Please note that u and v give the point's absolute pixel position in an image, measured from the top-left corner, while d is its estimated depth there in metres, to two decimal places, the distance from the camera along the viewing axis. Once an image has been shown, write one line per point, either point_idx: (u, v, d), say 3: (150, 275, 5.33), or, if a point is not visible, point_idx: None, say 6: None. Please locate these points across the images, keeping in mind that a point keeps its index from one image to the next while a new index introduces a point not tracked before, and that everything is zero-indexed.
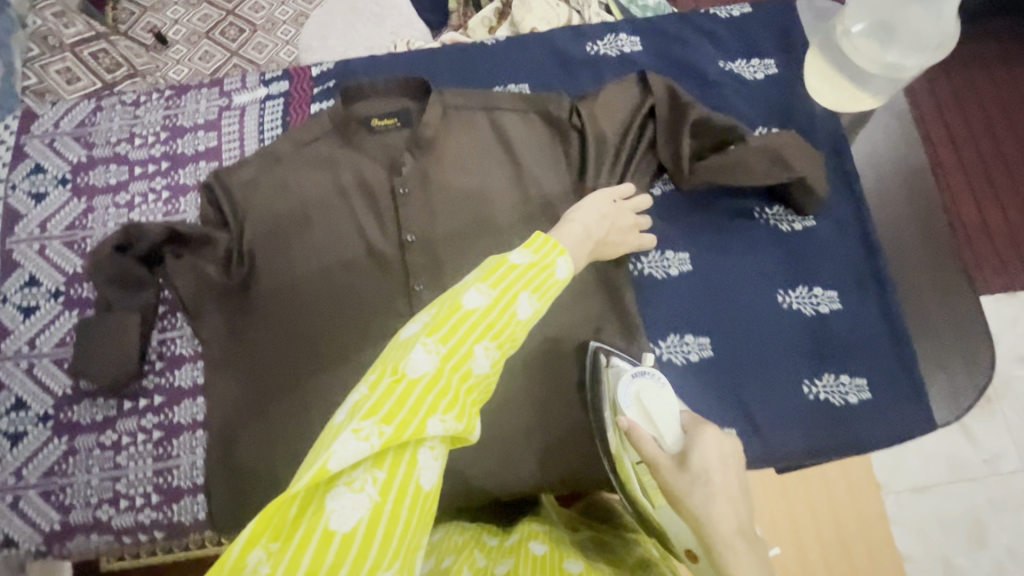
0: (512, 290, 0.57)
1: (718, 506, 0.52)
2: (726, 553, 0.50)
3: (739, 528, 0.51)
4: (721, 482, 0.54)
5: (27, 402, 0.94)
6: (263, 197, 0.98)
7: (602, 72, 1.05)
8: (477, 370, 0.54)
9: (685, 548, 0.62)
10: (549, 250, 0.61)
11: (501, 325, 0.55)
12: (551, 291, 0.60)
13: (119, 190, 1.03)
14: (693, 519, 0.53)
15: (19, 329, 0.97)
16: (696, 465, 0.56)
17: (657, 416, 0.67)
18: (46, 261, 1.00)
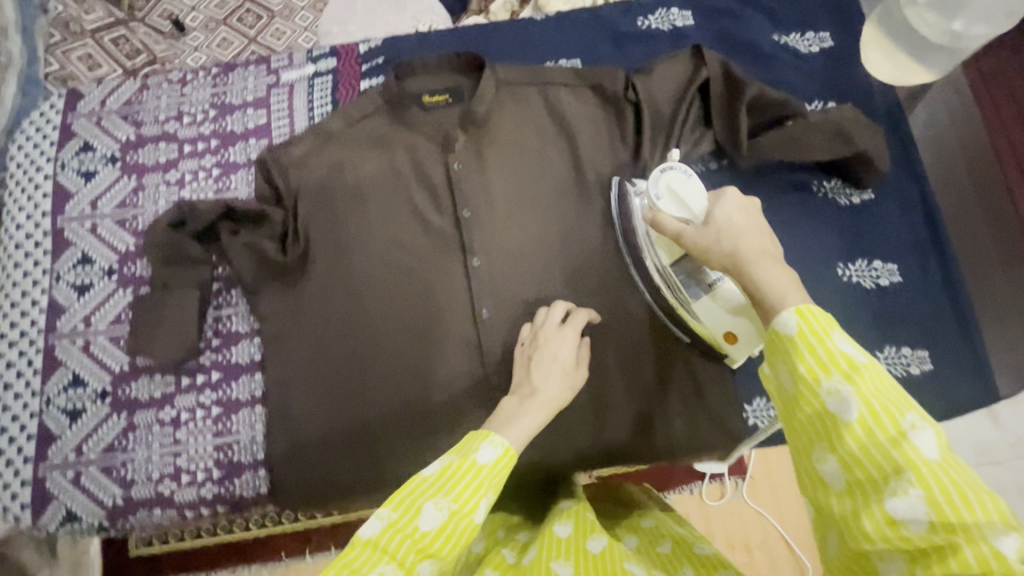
0: (416, 497, 0.56)
1: (743, 241, 0.61)
2: (750, 268, 0.57)
3: (763, 252, 0.59)
4: (738, 230, 0.62)
5: (84, 380, 0.94)
6: (317, 174, 0.98)
7: (654, 46, 1.04)
8: (422, 529, 0.54)
9: (727, 332, 0.87)
10: (469, 445, 0.61)
11: (410, 544, 0.54)
12: (472, 491, 0.57)
13: (169, 168, 1.03)
14: (725, 259, 0.62)
15: (74, 307, 0.97)
16: (718, 222, 0.65)
17: (684, 199, 0.74)
18: (99, 239, 1.00)
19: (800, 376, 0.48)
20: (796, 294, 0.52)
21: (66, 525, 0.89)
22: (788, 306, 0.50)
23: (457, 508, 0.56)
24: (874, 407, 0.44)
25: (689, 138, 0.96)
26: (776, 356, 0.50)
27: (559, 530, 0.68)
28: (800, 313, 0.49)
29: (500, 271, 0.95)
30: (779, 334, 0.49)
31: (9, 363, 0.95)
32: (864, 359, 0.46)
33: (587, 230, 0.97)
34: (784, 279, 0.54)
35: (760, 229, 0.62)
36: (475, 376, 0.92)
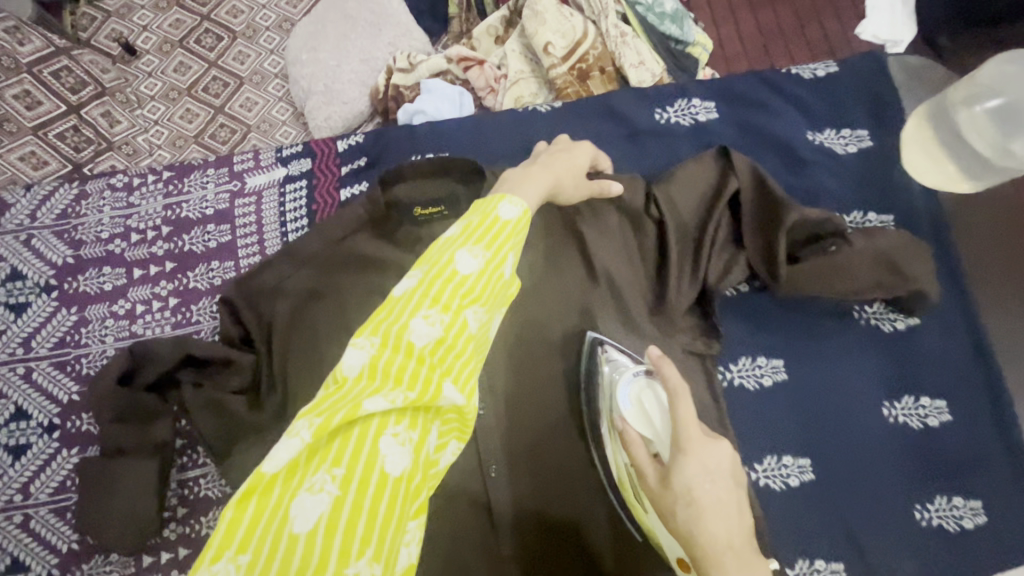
0: (447, 250, 0.53)
1: (708, 521, 0.50)
2: (715, 573, 0.49)
3: (726, 541, 0.50)
4: (703, 496, 0.51)
5: (23, 565, 0.79)
6: (289, 306, 0.83)
7: (674, 144, 0.92)
8: (414, 342, 0.48)
9: (677, 555, 0.60)
10: (486, 206, 0.58)
11: (452, 288, 0.51)
12: (500, 243, 0.55)
13: (116, 297, 0.88)
14: (681, 539, 0.52)
15: (8, 475, 0.83)
16: (682, 481, 0.52)
17: (652, 419, 0.62)
18: (35, 388, 0.85)
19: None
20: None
21: None
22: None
23: (492, 255, 0.54)
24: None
25: (720, 261, 0.85)
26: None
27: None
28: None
29: None
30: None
31: None
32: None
33: None
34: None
35: (733, 501, 0.51)
36: None
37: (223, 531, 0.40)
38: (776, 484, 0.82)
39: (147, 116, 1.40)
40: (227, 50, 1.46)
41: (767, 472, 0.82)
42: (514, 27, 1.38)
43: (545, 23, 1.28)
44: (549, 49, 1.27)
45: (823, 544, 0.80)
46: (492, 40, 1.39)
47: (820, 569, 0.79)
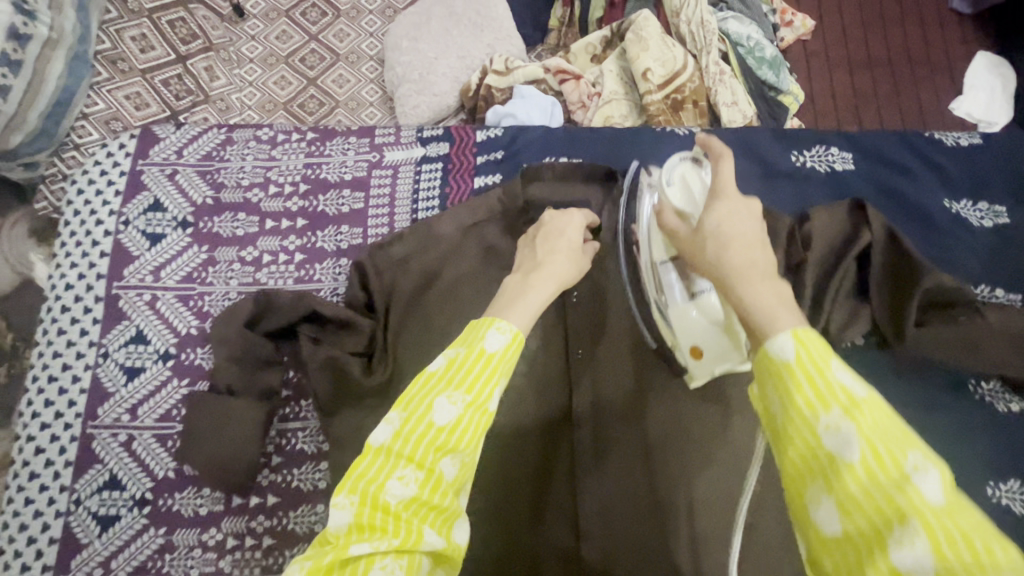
0: (425, 394, 0.55)
1: (731, 250, 0.55)
2: (734, 285, 0.52)
3: (751, 260, 0.53)
4: (730, 228, 0.57)
5: (122, 482, 0.83)
6: (413, 281, 0.86)
7: (808, 187, 0.92)
8: (389, 499, 0.51)
9: (691, 343, 0.74)
10: (468, 340, 0.59)
11: (428, 440, 0.53)
12: (482, 381, 0.56)
13: (246, 244, 0.91)
14: (710, 267, 0.56)
15: (120, 393, 0.86)
16: (710, 224, 0.58)
17: (694, 194, 0.70)
18: (157, 316, 0.88)
19: (792, 407, 0.43)
20: (788, 315, 0.47)
21: None
22: (781, 328, 0.45)
23: (472, 400, 0.55)
24: (876, 446, 0.39)
25: (843, 310, 0.85)
26: (767, 383, 0.45)
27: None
28: (796, 336, 0.44)
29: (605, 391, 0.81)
30: (773, 360, 0.44)
31: (38, 446, 0.84)
32: (865, 393, 0.41)
33: None
34: (771, 300, 0.48)
35: (754, 239, 0.56)
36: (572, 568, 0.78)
37: None
38: None
39: (244, 76, 1.43)
40: (329, 27, 1.49)
41: None
42: (614, 49, 1.38)
43: (648, 49, 1.29)
44: (648, 75, 1.28)
45: None
46: (589, 57, 1.41)
47: None
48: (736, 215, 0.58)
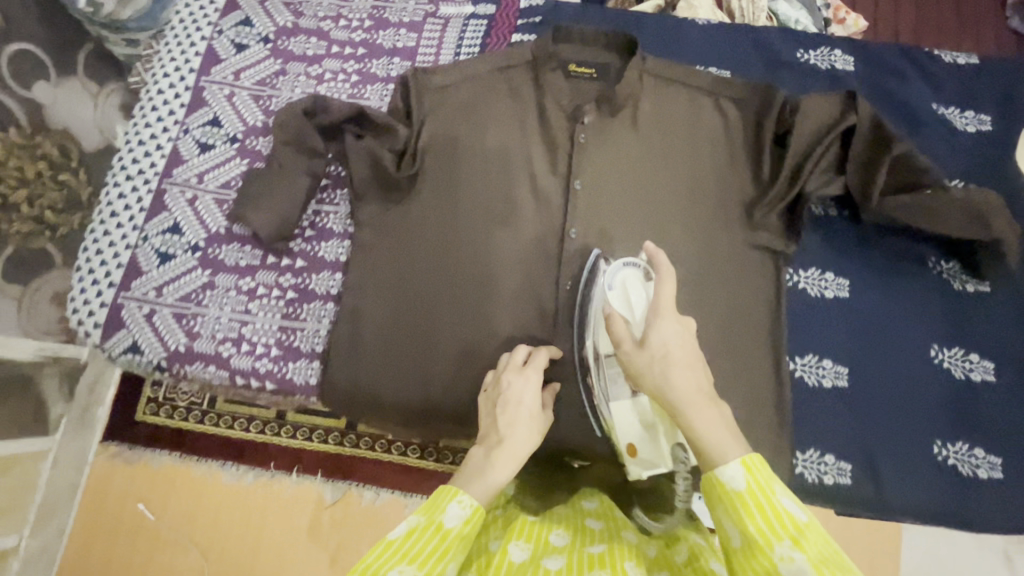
0: (382, 564, 0.54)
1: (675, 377, 0.64)
2: (685, 414, 0.61)
3: (695, 388, 0.63)
4: (673, 354, 0.66)
5: (182, 229, 0.99)
6: (448, 107, 1.01)
7: (806, 79, 1.03)
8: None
9: (628, 442, 0.80)
10: (433, 509, 0.60)
11: (395, 557, 0.55)
12: (441, 559, 0.56)
13: (313, 62, 1.07)
14: (655, 389, 0.65)
15: (192, 161, 1.02)
16: (654, 343, 0.67)
17: (631, 297, 0.79)
18: (232, 107, 1.05)
19: (749, 533, 0.51)
20: (734, 446, 0.57)
21: (127, 354, 0.94)
22: (731, 457, 0.55)
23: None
24: (824, 570, 0.47)
25: (819, 179, 0.95)
26: (721, 510, 0.54)
27: (591, 522, 0.72)
28: (746, 465, 0.54)
29: (594, 219, 0.97)
30: (726, 488, 0.54)
31: (121, 193, 1.01)
32: (806, 519, 0.51)
33: (687, 202, 0.97)
34: (719, 428, 0.59)
35: (691, 358, 0.66)
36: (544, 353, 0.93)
37: None
38: (810, 378, 0.90)
39: None
40: None
41: (804, 366, 0.91)
42: None
43: None
44: None
45: (836, 441, 0.88)
46: None
47: (828, 462, 0.87)
48: (675, 336, 0.67)
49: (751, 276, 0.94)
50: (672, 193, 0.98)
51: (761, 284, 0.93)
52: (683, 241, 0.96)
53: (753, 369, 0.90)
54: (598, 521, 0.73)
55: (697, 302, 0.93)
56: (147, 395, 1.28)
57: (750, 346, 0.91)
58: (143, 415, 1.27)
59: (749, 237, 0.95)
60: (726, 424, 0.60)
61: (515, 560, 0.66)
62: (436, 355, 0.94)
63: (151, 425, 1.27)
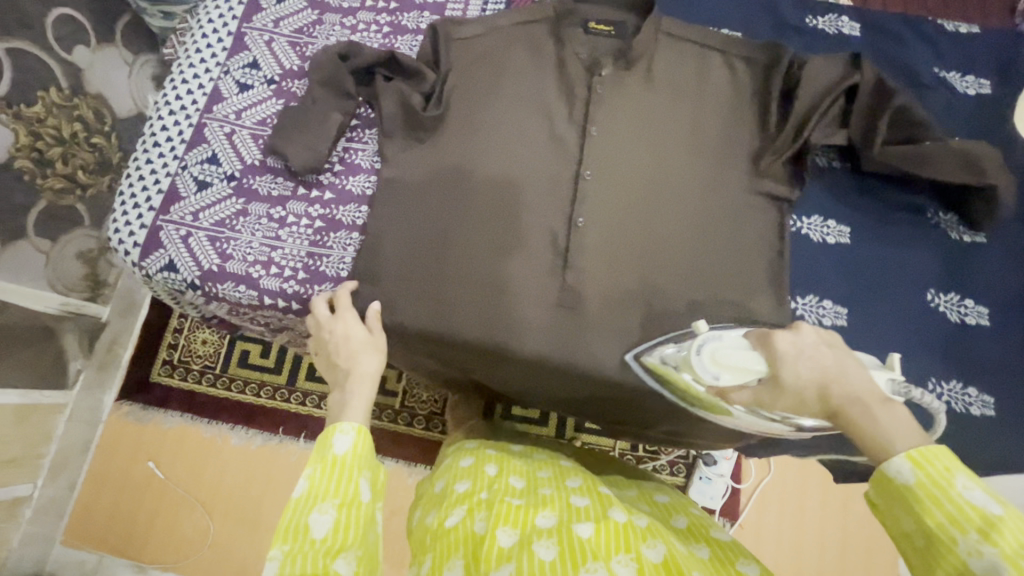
0: (299, 515, 0.62)
1: (835, 390, 0.65)
2: (854, 419, 0.62)
3: (852, 399, 0.63)
4: (809, 373, 0.67)
5: (219, 160, 1.05)
6: (474, 57, 1.07)
7: (814, 43, 1.08)
8: (313, 536, 0.60)
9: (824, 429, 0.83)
10: (321, 448, 0.68)
11: (311, 502, 0.63)
12: (345, 479, 0.65)
13: (348, 13, 1.14)
14: (823, 407, 0.66)
15: (231, 99, 1.09)
16: (792, 383, 0.68)
17: (727, 366, 0.76)
18: (270, 52, 1.12)
19: (927, 526, 0.52)
20: (904, 440, 0.57)
21: (163, 272, 1.00)
22: (898, 452, 0.56)
23: (342, 500, 0.64)
24: (1016, 560, 0.47)
25: (823, 130, 0.99)
26: (896, 507, 0.55)
27: (576, 500, 0.73)
28: (913, 459, 0.55)
29: (607, 163, 1.02)
30: (896, 483, 0.55)
31: (163, 126, 1.08)
32: (998, 511, 0.50)
33: (697, 151, 1.02)
34: (900, 428, 0.59)
35: (835, 370, 0.66)
36: (555, 285, 0.97)
37: None
38: (811, 317, 0.95)
39: None
40: None
41: (807, 306, 0.95)
42: None
43: None
44: None
45: None
46: None
47: None
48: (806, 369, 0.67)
49: (756, 219, 0.98)
50: (682, 143, 1.03)
51: (766, 228, 0.98)
52: (693, 186, 1.00)
53: (756, 307, 0.94)
54: (583, 499, 0.74)
55: (703, 244, 0.97)
56: (161, 358, 1.55)
57: (752, 284, 0.95)
58: (155, 374, 1.54)
59: (754, 184, 1.00)
60: (907, 422, 0.60)
61: (505, 546, 0.66)
62: (451, 283, 0.99)
63: (166, 384, 1.54)
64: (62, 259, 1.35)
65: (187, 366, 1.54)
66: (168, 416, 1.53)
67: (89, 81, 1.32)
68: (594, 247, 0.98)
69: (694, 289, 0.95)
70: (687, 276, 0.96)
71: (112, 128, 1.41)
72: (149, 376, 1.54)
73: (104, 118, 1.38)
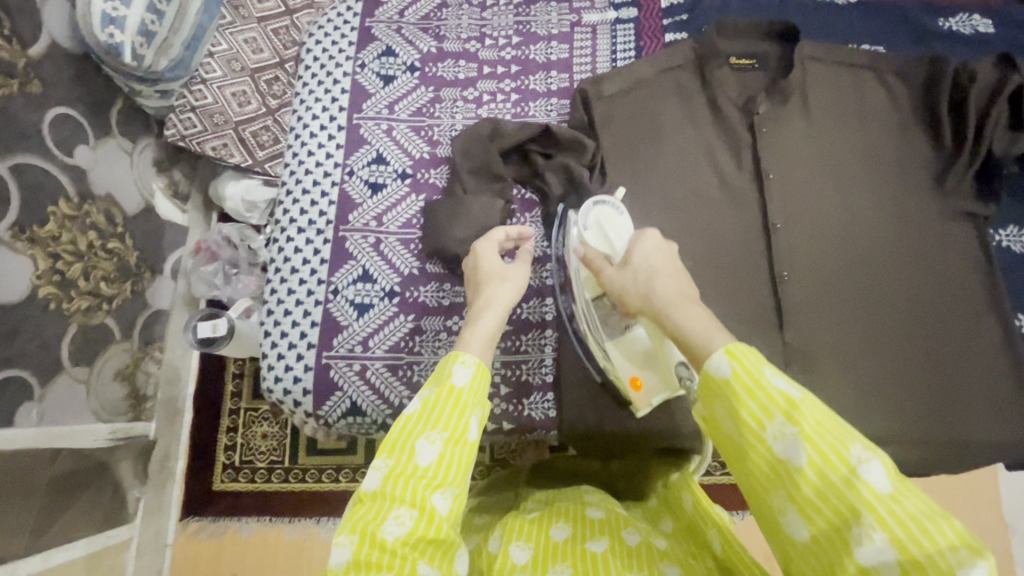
0: (407, 437, 0.56)
1: (656, 283, 0.65)
2: (665, 311, 0.61)
3: (676, 292, 0.63)
4: (655, 265, 0.67)
5: (374, 276, 0.93)
6: (624, 117, 0.99)
7: (956, 46, 1.05)
8: (419, 465, 0.55)
9: (631, 375, 0.81)
10: (442, 369, 0.61)
11: (421, 423, 0.57)
12: (459, 414, 0.58)
13: (468, 85, 1.03)
14: (642, 296, 0.65)
15: (367, 204, 0.96)
16: (636, 261, 0.69)
17: (610, 238, 0.79)
18: (394, 142, 1.00)
19: (743, 425, 0.50)
20: (720, 334, 0.55)
21: (347, 418, 0.88)
22: (716, 347, 0.53)
23: (451, 434, 0.57)
24: (823, 449, 0.46)
25: (1002, 138, 0.96)
26: (716, 401, 0.53)
27: (591, 513, 0.67)
28: (730, 353, 0.52)
29: (788, 206, 0.97)
30: (714, 378, 0.52)
31: (296, 247, 0.95)
32: (801, 395, 0.48)
33: (876, 176, 0.98)
34: (704, 324, 0.57)
35: (673, 271, 0.66)
36: (775, 346, 0.92)
37: None
38: None
39: None
40: None
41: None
42: None
43: None
44: None
45: None
46: None
47: None
48: (651, 253, 0.68)
49: (957, 242, 0.95)
50: (859, 173, 0.98)
51: (969, 247, 0.95)
52: (887, 216, 0.96)
53: (980, 337, 0.92)
54: (599, 511, 0.68)
55: (915, 277, 0.94)
56: (222, 463, 1.36)
57: (973, 310, 0.93)
58: (219, 483, 1.35)
59: (945, 206, 0.96)
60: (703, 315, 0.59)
61: (519, 563, 0.60)
62: None
63: (235, 490, 1.34)
64: (102, 384, 1.13)
65: (252, 466, 1.35)
66: (242, 522, 1.33)
67: (94, 181, 1.11)
68: (808, 298, 0.93)
69: (914, 323, 0.92)
70: (901, 310, 0.93)
71: (125, 228, 1.19)
72: (212, 486, 1.34)
73: (116, 219, 1.16)
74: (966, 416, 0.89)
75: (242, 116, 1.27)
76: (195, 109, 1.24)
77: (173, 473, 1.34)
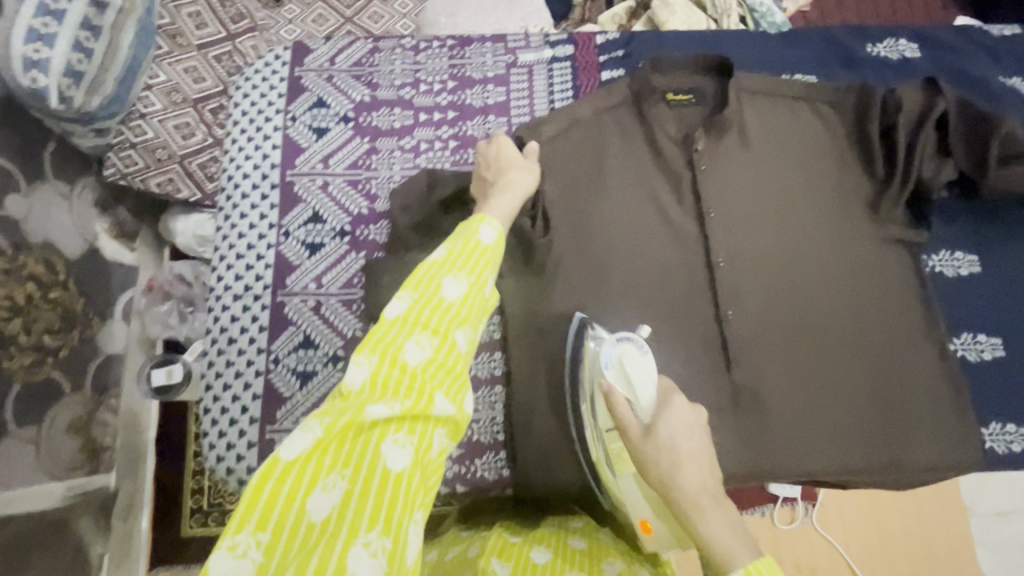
0: (432, 274, 0.58)
1: (685, 470, 0.62)
2: (692, 507, 0.59)
3: (703, 489, 0.61)
4: (682, 445, 0.64)
5: (315, 341, 0.90)
6: (564, 161, 0.98)
7: (884, 71, 1.07)
8: (444, 298, 0.57)
9: (639, 518, 0.72)
10: (468, 230, 0.63)
11: (447, 269, 0.59)
12: (482, 264, 0.60)
13: (404, 134, 1.00)
14: (664, 482, 0.62)
15: (305, 266, 0.94)
16: (663, 433, 0.65)
17: (630, 377, 0.74)
18: (331, 198, 0.97)
19: None
20: (744, 551, 0.55)
21: None
22: (739, 563, 0.54)
23: (475, 279, 0.59)
24: None
25: (932, 164, 0.98)
26: None
27: (575, 542, 0.72)
28: (751, 572, 0.52)
29: (731, 243, 0.97)
30: None
31: (233, 315, 0.91)
32: None
33: (816, 206, 0.99)
34: (728, 533, 0.57)
35: (706, 458, 0.63)
36: (724, 385, 0.93)
37: (259, 491, 0.46)
38: (972, 355, 0.97)
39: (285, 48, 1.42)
40: None
41: (965, 343, 0.98)
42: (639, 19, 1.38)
43: (675, 13, 1.31)
44: None
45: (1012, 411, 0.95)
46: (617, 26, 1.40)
47: (1012, 431, 0.94)
48: (685, 425, 0.65)
49: (895, 269, 0.97)
50: (799, 205, 0.99)
51: (904, 274, 0.97)
52: (828, 247, 0.98)
53: (920, 365, 0.94)
54: (581, 541, 0.73)
55: (856, 309, 0.95)
56: (190, 507, 1.30)
57: (912, 335, 0.95)
58: (187, 529, 1.29)
59: (882, 234, 0.98)
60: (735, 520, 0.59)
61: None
62: None
63: (205, 534, 1.28)
64: (54, 437, 1.04)
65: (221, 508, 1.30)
66: None
67: (30, 230, 1.02)
68: (755, 334, 0.94)
69: (856, 353, 0.94)
70: (841, 340, 0.94)
71: (69, 274, 1.11)
72: (179, 531, 1.28)
73: (57, 267, 1.08)
74: (909, 442, 0.91)
75: (187, 148, 1.21)
76: (136, 145, 1.18)
77: (137, 523, 1.26)
